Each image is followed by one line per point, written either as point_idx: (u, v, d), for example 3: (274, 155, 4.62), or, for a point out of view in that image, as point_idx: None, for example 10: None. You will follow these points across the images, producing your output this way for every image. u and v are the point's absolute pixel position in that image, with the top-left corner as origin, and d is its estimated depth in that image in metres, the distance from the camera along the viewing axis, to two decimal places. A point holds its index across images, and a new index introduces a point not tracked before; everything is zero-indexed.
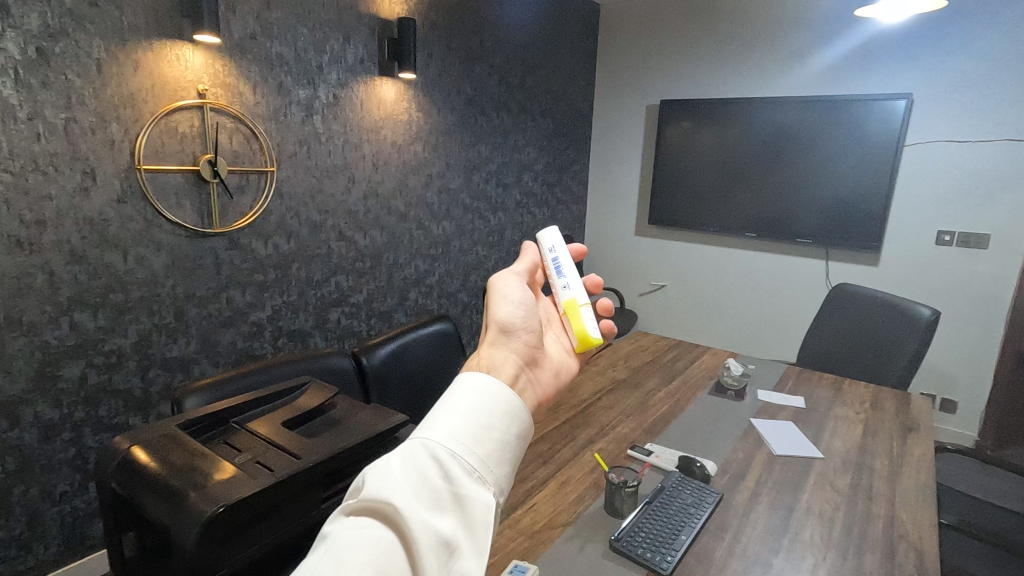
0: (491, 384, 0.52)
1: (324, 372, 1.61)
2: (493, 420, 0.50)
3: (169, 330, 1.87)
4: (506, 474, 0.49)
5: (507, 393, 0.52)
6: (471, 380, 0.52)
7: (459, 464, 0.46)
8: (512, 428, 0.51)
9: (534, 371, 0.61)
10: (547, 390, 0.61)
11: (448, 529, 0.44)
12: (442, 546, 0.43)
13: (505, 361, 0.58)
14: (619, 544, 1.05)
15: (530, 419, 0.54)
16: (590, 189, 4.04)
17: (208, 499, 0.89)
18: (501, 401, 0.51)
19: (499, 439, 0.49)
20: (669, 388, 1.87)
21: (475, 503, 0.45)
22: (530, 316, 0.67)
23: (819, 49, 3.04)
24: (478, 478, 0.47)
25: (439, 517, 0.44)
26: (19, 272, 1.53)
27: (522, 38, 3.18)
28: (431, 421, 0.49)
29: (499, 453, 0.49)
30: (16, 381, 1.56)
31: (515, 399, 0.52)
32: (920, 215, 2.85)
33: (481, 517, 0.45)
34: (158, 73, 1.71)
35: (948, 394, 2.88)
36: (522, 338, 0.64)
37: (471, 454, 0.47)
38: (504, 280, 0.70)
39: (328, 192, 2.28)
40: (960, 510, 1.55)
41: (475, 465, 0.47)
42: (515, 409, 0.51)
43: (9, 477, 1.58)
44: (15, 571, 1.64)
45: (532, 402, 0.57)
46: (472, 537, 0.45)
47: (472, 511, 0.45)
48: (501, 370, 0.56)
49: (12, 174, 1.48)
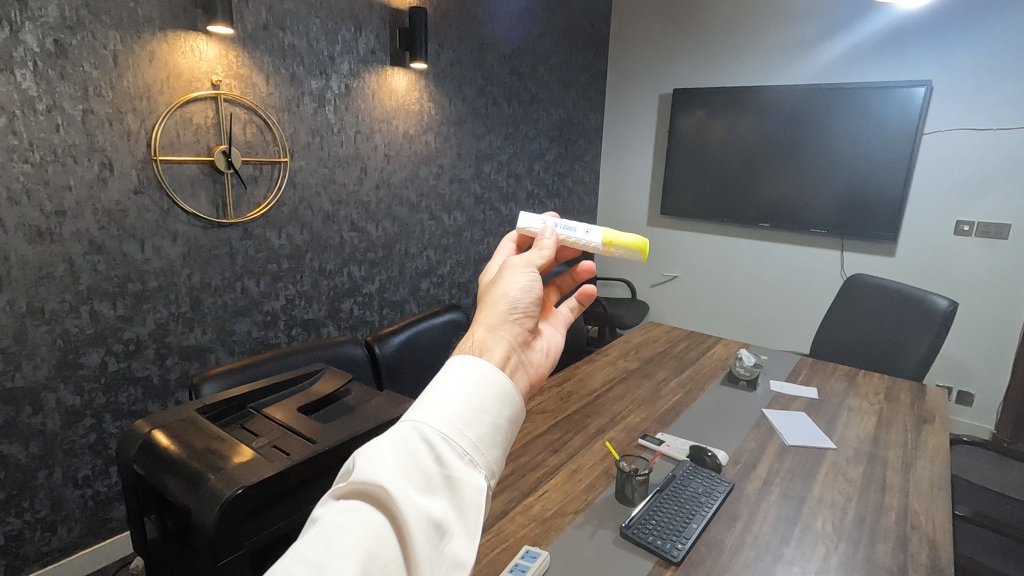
0: (483, 369, 0.52)
1: (338, 360, 1.63)
2: (484, 404, 0.50)
3: (186, 320, 1.90)
4: (498, 457, 0.50)
5: (500, 376, 0.52)
6: (462, 363, 0.53)
7: (450, 447, 0.47)
8: (503, 412, 0.51)
9: (526, 351, 0.61)
10: (540, 370, 0.62)
11: (440, 511, 0.44)
12: (434, 528, 0.43)
13: (499, 342, 0.57)
14: (630, 532, 1.06)
15: (522, 403, 0.54)
16: (602, 179, 4.02)
17: (228, 482, 0.92)
18: (493, 383, 0.51)
19: (491, 422, 0.50)
20: (680, 378, 1.87)
21: (466, 486, 0.46)
22: (535, 298, 0.65)
23: (836, 37, 2.98)
24: (469, 461, 0.47)
25: (430, 499, 0.45)
26: (41, 262, 1.56)
27: (533, 28, 3.15)
28: (422, 403, 0.49)
29: (490, 437, 0.49)
30: (39, 367, 1.60)
31: (507, 383, 0.52)
32: (938, 205, 2.80)
33: (472, 499, 0.46)
34: (172, 64, 1.73)
35: (965, 387, 2.85)
36: (522, 319, 0.62)
37: (461, 437, 0.47)
38: (519, 263, 0.67)
39: (340, 183, 2.29)
40: (975, 502, 1.54)
41: (466, 448, 0.47)
42: (507, 393, 0.52)
43: (33, 461, 1.63)
44: (41, 552, 1.69)
45: (524, 383, 0.57)
46: (463, 520, 0.45)
47: (463, 494, 0.46)
48: (493, 352, 0.55)
49: (32, 165, 1.51)
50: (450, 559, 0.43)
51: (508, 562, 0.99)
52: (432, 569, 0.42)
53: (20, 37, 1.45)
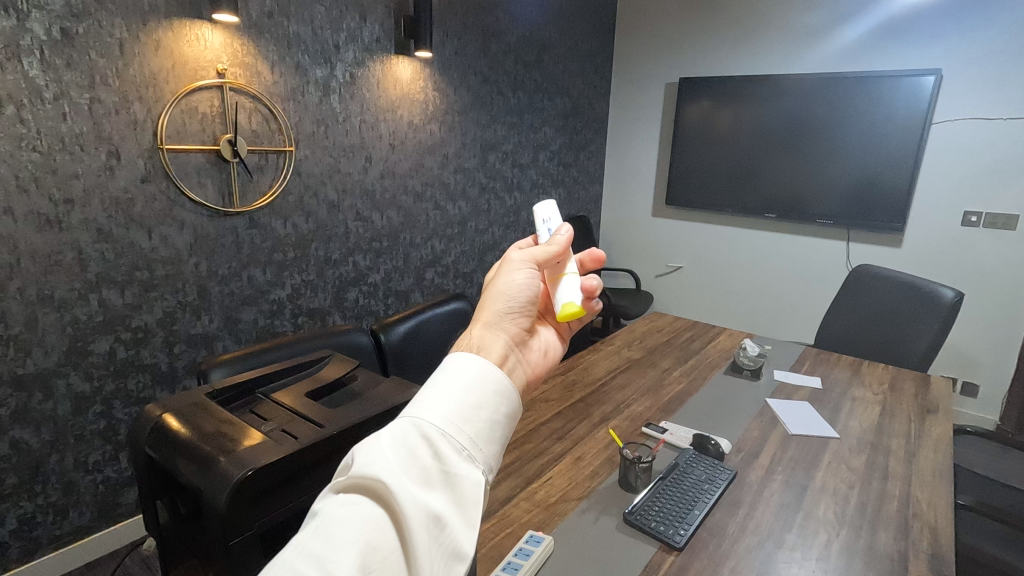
0: (479, 366, 0.53)
1: (344, 348, 1.65)
2: (482, 400, 0.50)
3: (193, 308, 1.92)
4: (495, 452, 0.50)
5: (497, 372, 0.53)
6: (461, 359, 0.53)
7: (449, 443, 0.47)
8: (501, 409, 0.52)
9: (524, 351, 0.62)
10: (536, 369, 0.63)
11: (438, 504, 0.44)
12: (432, 520, 0.43)
13: (495, 341, 0.58)
14: (632, 518, 1.07)
15: (519, 401, 0.55)
16: (607, 170, 4.00)
17: (238, 464, 0.93)
18: (491, 380, 0.52)
19: (489, 419, 0.50)
20: (684, 367, 1.88)
21: (464, 481, 0.46)
22: (526, 295, 0.66)
23: (850, 22, 2.92)
24: (467, 455, 0.48)
25: (428, 493, 0.45)
26: (50, 250, 1.57)
27: (538, 18, 3.13)
28: (417, 401, 0.50)
29: (489, 432, 0.50)
30: (50, 355, 1.62)
31: (505, 380, 0.53)
32: (947, 195, 2.78)
33: (471, 493, 0.46)
34: (179, 52, 1.73)
35: (971, 377, 2.84)
36: (513, 316, 0.63)
37: (460, 432, 0.48)
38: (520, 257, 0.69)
39: (346, 171, 2.29)
40: (978, 491, 1.54)
41: (465, 444, 0.48)
42: (505, 390, 0.52)
43: (44, 446, 1.65)
44: (53, 536, 1.72)
45: (522, 381, 0.58)
46: (463, 514, 0.46)
47: (461, 489, 0.46)
48: (491, 350, 0.56)
49: (40, 153, 1.52)
50: (450, 551, 0.44)
51: (512, 547, 1.01)
52: (433, 560, 0.43)
53: (26, 26, 1.45)
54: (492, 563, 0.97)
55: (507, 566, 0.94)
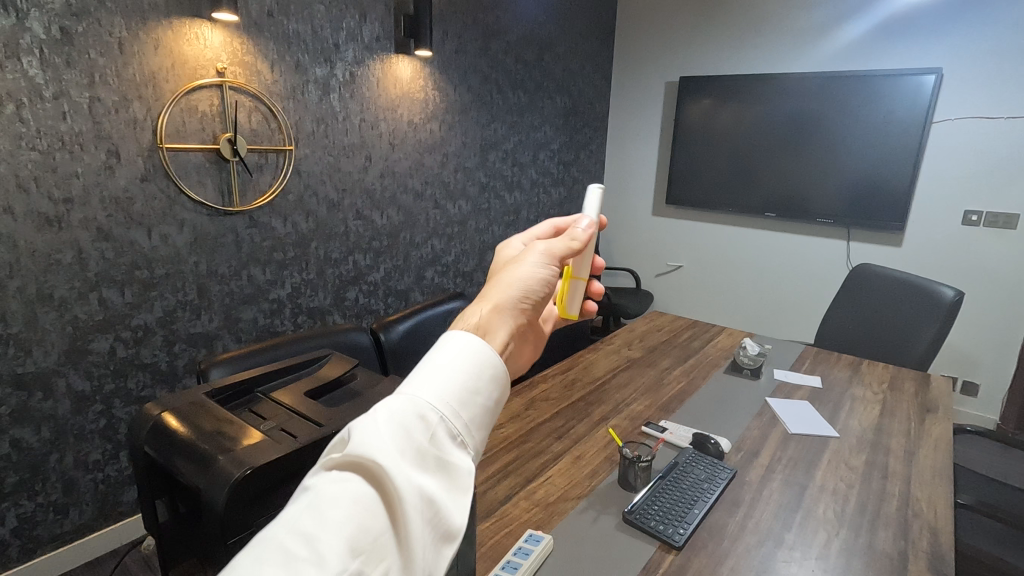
0: (485, 352, 0.49)
1: (343, 347, 1.65)
2: (481, 385, 0.48)
3: (193, 307, 1.92)
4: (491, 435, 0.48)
5: (497, 361, 0.50)
6: (468, 339, 0.49)
7: (446, 426, 0.45)
8: (499, 395, 0.49)
9: (523, 341, 0.59)
10: (526, 357, 0.60)
11: (433, 487, 0.43)
12: (426, 504, 0.42)
13: (500, 327, 0.54)
14: (632, 517, 1.07)
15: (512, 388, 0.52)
16: (608, 169, 4.00)
17: (237, 463, 0.93)
18: (493, 368, 0.49)
19: (487, 402, 0.48)
20: (683, 366, 1.88)
21: (459, 465, 0.44)
22: (540, 288, 0.63)
23: (851, 20, 2.92)
24: (463, 439, 0.45)
25: (423, 475, 0.43)
26: (50, 249, 1.57)
27: (538, 17, 3.12)
28: (419, 381, 0.47)
29: (487, 415, 0.48)
30: (50, 354, 1.62)
31: (505, 369, 0.50)
32: (948, 193, 2.77)
33: (466, 477, 0.45)
34: (179, 51, 1.73)
35: (971, 377, 2.84)
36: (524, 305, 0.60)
37: (457, 415, 0.45)
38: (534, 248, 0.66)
39: (346, 170, 2.29)
40: (977, 490, 1.54)
41: (461, 426, 0.46)
42: (503, 381, 0.50)
43: (45, 445, 1.65)
44: (54, 534, 1.72)
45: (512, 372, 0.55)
46: (456, 499, 0.44)
47: (455, 473, 0.44)
48: (494, 337, 0.53)
49: (40, 152, 1.52)
50: (442, 536, 0.42)
51: (512, 546, 1.01)
52: (426, 546, 0.41)
53: (26, 24, 1.45)
54: (491, 562, 0.97)
55: (506, 566, 0.94)
